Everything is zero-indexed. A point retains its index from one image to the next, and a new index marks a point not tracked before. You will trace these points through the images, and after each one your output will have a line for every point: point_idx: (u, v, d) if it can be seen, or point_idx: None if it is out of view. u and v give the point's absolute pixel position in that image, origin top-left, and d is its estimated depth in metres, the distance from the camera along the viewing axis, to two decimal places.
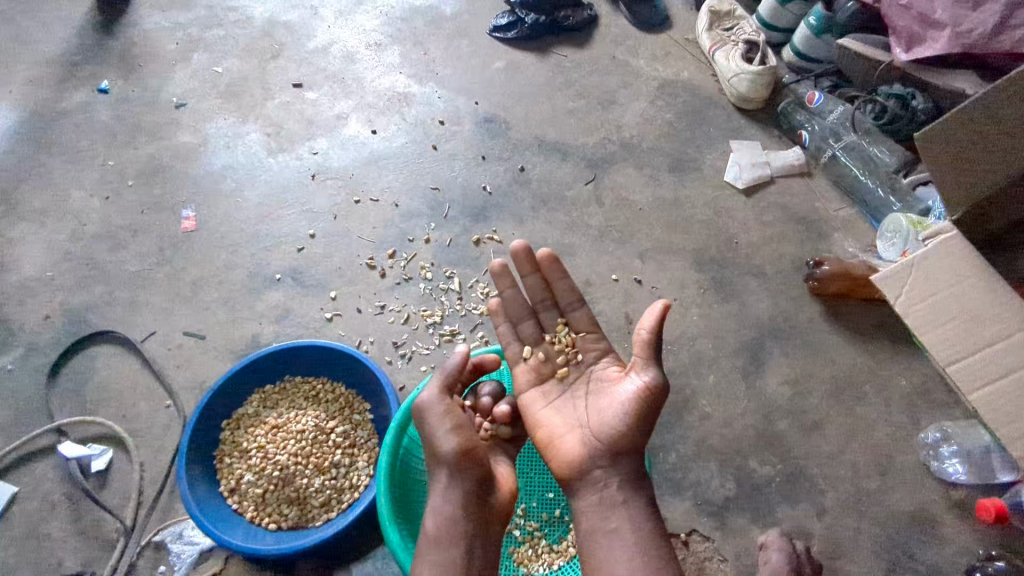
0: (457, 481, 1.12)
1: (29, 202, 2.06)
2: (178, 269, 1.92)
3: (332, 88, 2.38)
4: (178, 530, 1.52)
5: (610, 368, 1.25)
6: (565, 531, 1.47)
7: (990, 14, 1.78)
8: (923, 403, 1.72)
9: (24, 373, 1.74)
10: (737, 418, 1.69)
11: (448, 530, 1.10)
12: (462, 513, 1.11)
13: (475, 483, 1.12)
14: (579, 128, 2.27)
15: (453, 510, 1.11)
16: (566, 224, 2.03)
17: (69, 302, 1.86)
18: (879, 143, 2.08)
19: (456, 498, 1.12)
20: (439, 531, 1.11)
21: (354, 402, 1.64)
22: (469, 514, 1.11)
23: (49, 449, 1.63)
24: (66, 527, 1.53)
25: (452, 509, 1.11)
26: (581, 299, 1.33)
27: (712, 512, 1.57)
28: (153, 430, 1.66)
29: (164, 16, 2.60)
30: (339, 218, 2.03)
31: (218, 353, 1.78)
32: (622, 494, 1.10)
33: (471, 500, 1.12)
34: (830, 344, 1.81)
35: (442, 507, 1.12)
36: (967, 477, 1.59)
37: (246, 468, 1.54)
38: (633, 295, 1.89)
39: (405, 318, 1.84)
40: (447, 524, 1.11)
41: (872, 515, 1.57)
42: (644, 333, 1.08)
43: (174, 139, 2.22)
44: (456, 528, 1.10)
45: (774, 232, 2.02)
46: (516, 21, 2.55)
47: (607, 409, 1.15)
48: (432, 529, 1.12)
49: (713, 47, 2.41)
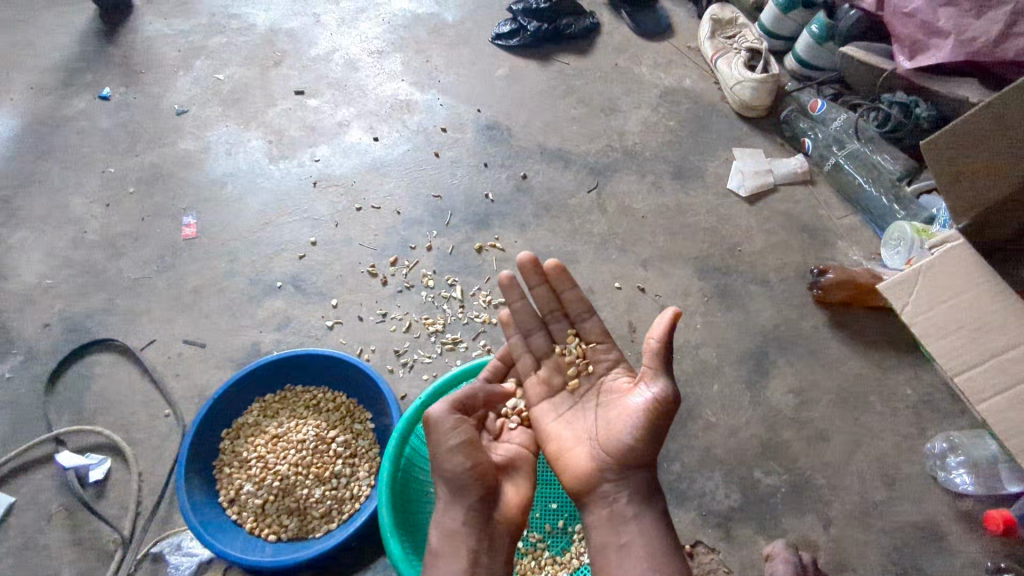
0: (459, 497, 1.10)
1: (29, 209, 2.05)
2: (179, 276, 1.91)
3: (334, 95, 2.38)
4: (176, 541, 1.50)
5: (621, 379, 1.23)
6: (569, 543, 1.46)
7: (993, 22, 1.77)
8: (929, 412, 1.70)
9: (22, 382, 1.73)
10: (742, 427, 1.67)
11: (450, 545, 1.09)
12: (465, 528, 1.09)
13: (477, 499, 1.10)
14: (581, 135, 2.27)
15: (455, 525, 1.10)
16: (569, 231, 2.02)
17: (68, 310, 1.85)
18: (882, 150, 2.05)
19: (458, 511, 1.10)
20: (442, 546, 1.09)
21: (355, 411, 1.62)
22: (472, 528, 1.09)
23: (47, 458, 1.61)
24: (63, 537, 1.51)
25: (455, 524, 1.09)
26: (590, 309, 1.32)
27: (717, 523, 1.55)
28: (152, 439, 1.64)
29: (167, 24, 2.61)
30: (341, 225, 2.02)
31: (219, 362, 1.77)
32: (631, 509, 1.09)
33: (472, 515, 1.10)
34: (835, 353, 1.80)
35: (444, 522, 1.11)
36: (975, 488, 1.57)
37: (246, 478, 1.52)
38: (636, 303, 1.88)
39: (407, 326, 1.83)
40: (449, 538, 1.09)
41: (879, 526, 1.55)
42: (653, 342, 1.07)
43: (176, 146, 2.21)
44: (460, 544, 1.08)
45: (777, 240, 2.02)
46: (518, 29, 2.55)
47: (617, 421, 1.13)
48: (436, 545, 1.10)
49: (715, 55, 2.41)
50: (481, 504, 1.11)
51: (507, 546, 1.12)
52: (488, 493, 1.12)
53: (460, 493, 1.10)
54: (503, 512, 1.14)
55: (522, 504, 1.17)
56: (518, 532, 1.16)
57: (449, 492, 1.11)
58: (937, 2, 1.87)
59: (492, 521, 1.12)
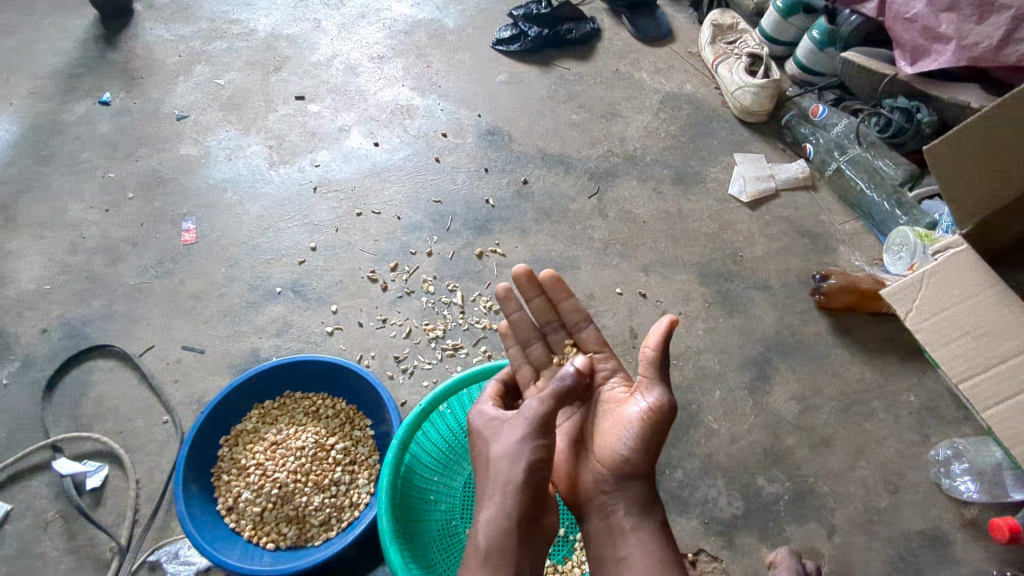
0: (520, 495, 1.02)
1: (28, 215, 2.04)
2: (177, 282, 1.90)
3: (335, 101, 2.37)
4: (174, 549, 1.48)
5: (617, 388, 1.20)
6: (569, 552, 1.44)
7: (995, 27, 1.76)
8: (933, 419, 1.69)
9: (19, 388, 1.72)
10: (744, 434, 1.66)
11: (500, 543, 1.01)
12: (519, 528, 1.02)
13: (534, 500, 1.04)
14: (582, 140, 2.26)
15: (510, 523, 1.01)
16: (570, 237, 2.01)
17: (67, 316, 1.84)
18: (886, 156, 2.03)
19: (514, 509, 1.02)
20: (492, 543, 1.01)
21: (354, 418, 1.61)
22: (524, 530, 1.02)
23: (43, 465, 1.60)
24: (60, 546, 1.49)
25: (510, 523, 1.01)
26: (587, 318, 1.31)
27: (720, 531, 1.53)
28: (150, 446, 1.63)
29: (167, 29, 2.61)
30: (341, 230, 2.02)
31: (217, 368, 1.76)
32: (629, 520, 1.08)
33: (526, 516, 1.02)
34: (838, 360, 1.78)
35: (495, 519, 1.02)
36: (980, 496, 1.55)
37: (245, 485, 1.51)
38: (638, 309, 1.87)
39: (407, 332, 1.82)
40: (500, 538, 1.01)
41: (883, 534, 1.53)
42: (648, 351, 1.06)
43: (176, 151, 2.21)
44: (510, 546, 1.01)
45: (779, 245, 2.01)
46: (519, 34, 2.56)
47: (612, 431, 1.12)
48: (486, 542, 1.01)
49: (715, 61, 2.41)
50: (533, 505, 1.04)
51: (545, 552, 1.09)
52: (540, 499, 1.06)
53: (518, 491, 1.02)
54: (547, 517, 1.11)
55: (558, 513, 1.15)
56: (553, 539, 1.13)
57: (505, 488, 1.03)
58: (937, 8, 1.87)
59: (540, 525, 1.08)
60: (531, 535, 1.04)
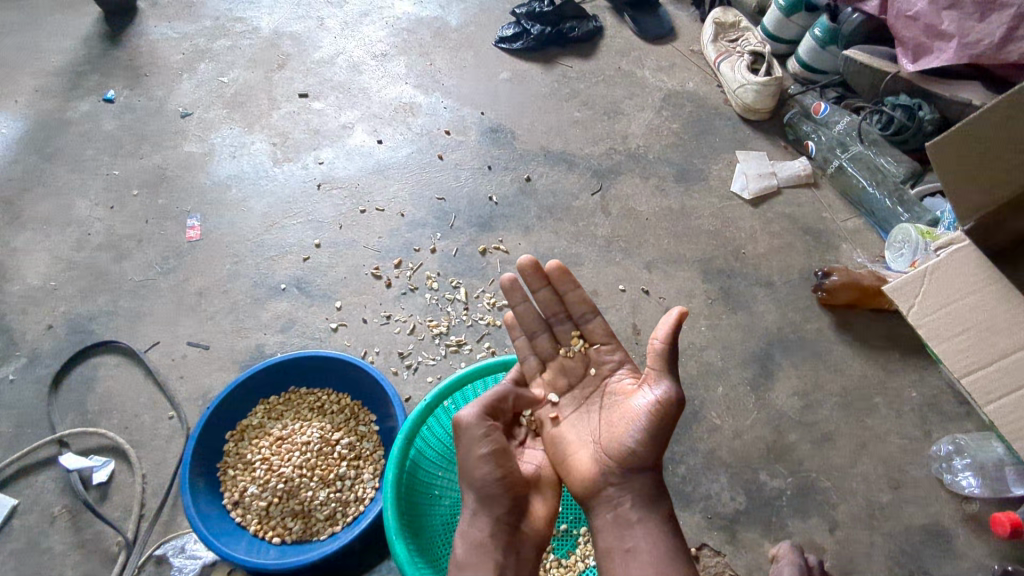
0: (491, 506, 1.07)
1: (33, 212, 2.05)
2: (183, 278, 1.91)
3: (339, 98, 2.38)
4: (180, 543, 1.49)
5: (624, 380, 1.23)
6: (574, 545, 1.45)
7: (997, 25, 1.77)
8: (934, 415, 1.70)
9: (25, 384, 1.73)
10: (747, 430, 1.67)
11: (475, 556, 1.04)
12: (492, 539, 1.05)
13: (507, 510, 1.07)
14: (585, 137, 2.27)
15: (482, 536, 1.05)
16: (574, 233, 2.02)
17: (72, 311, 1.85)
18: (886, 153, 2.05)
19: (488, 524, 1.06)
20: (469, 556, 1.04)
21: (360, 413, 1.62)
22: (499, 541, 1.05)
23: (49, 460, 1.61)
24: (66, 540, 1.50)
25: (483, 536, 1.05)
26: (594, 310, 1.30)
27: (724, 525, 1.54)
28: (156, 441, 1.64)
29: (171, 28, 2.61)
30: (344, 227, 2.02)
31: (223, 364, 1.76)
32: (636, 512, 1.08)
33: (502, 529, 1.06)
34: (839, 356, 1.79)
35: (470, 532, 1.07)
36: (981, 491, 1.56)
37: (250, 481, 1.52)
38: (641, 307, 1.87)
39: (411, 328, 1.82)
40: (476, 551, 1.04)
41: (884, 529, 1.54)
42: (658, 343, 1.06)
43: (180, 148, 2.21)
44: (486, 556, 1.04)
45: (781, 242, 2.02)
46: (522, 32, 2.56)
47: (620, 423, 1.13)
48: (464, 556, 1.05)
49: (718, 58, 2.42)
50: (510, 515, 1.08)
51: (533, 558, 1.11)
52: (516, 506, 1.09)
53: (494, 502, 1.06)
54: (531, 525, 1.13)
55: (552, 512, 1.19)
56: (544, 545, 1.15)
57: (475, 503, 1.08)
58: (940, 5, 1.87)
59: (521, 532, 1.10)
60: (510, 544, 1.07)
